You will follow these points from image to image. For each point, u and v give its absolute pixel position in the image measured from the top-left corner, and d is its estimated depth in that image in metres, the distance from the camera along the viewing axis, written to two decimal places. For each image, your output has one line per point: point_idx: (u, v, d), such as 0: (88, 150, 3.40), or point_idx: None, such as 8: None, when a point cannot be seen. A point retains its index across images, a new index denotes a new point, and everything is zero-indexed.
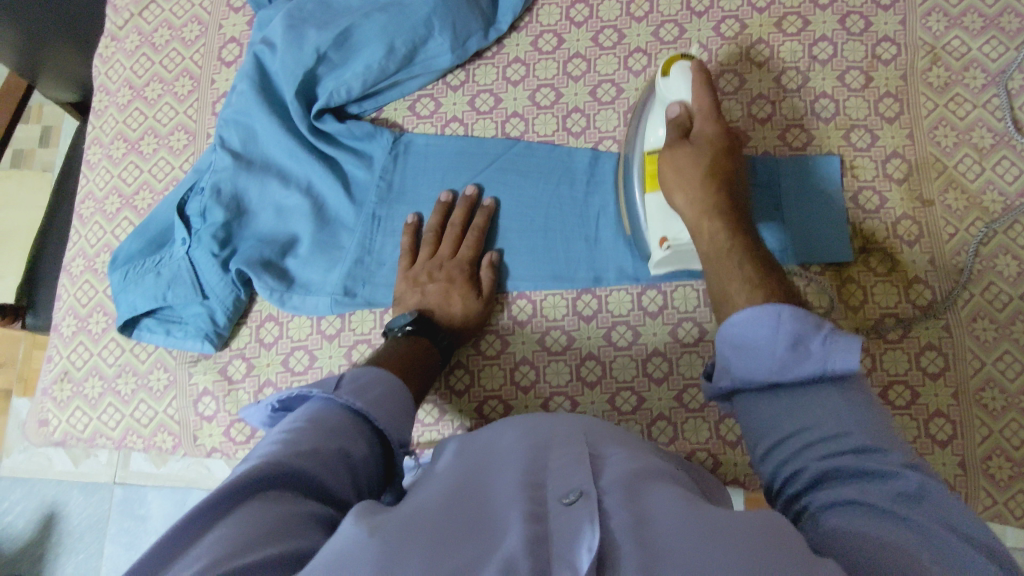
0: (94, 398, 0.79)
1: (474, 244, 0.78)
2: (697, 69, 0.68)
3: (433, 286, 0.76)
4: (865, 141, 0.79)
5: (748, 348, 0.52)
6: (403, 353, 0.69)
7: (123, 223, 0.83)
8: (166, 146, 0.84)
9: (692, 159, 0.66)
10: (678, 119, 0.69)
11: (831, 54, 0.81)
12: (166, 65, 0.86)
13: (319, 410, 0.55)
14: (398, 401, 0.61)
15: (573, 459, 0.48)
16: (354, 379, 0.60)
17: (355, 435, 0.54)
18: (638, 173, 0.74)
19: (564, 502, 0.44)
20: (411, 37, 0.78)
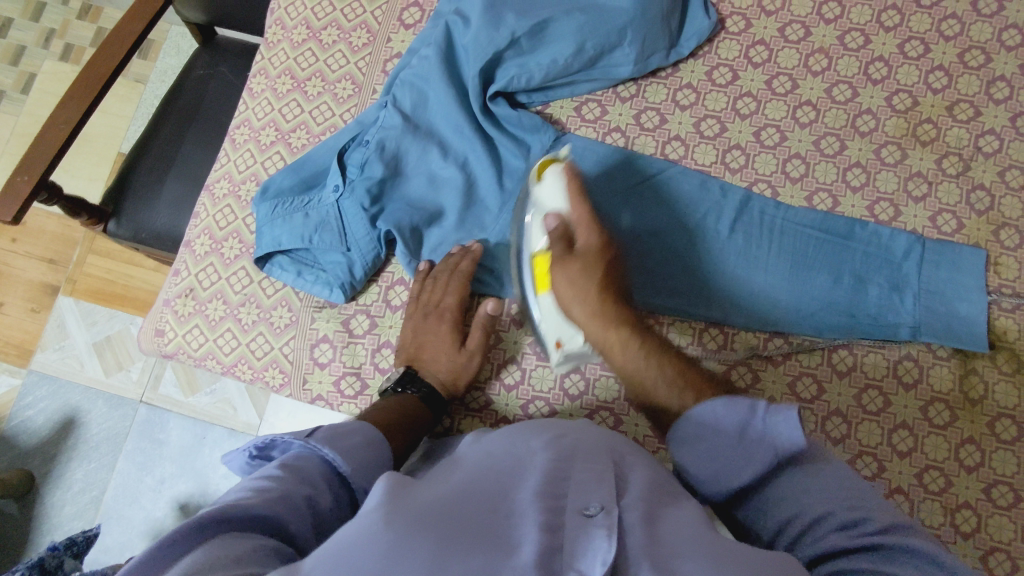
0: (215, 320, 0.79)
1: (457, 291, 0.76)
2: (569, 177, 0.71)
3: (422, 338, 0.76)
4: (1013, 241, 0.80)
5: (705, 440, 0.57)
6: (395, 406, 0.70)
7: (274, 156, 0.83)
8: (331, 92, 0.85)
9: (585, 273, 0.66)
10: (557, 243, 0.69)
11: (996, 148, 0.82)
12: (346, 14, 0.87)
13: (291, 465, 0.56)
14: (373, 454, 0.61)
15: (598, 475, 0.50)
16: (330, 428, 0.60)
17: (322, 486, 0.55)
18: (528, 274, 0.74)
19: (585, 515, 0.46)
20: (603, 42, 0.79)
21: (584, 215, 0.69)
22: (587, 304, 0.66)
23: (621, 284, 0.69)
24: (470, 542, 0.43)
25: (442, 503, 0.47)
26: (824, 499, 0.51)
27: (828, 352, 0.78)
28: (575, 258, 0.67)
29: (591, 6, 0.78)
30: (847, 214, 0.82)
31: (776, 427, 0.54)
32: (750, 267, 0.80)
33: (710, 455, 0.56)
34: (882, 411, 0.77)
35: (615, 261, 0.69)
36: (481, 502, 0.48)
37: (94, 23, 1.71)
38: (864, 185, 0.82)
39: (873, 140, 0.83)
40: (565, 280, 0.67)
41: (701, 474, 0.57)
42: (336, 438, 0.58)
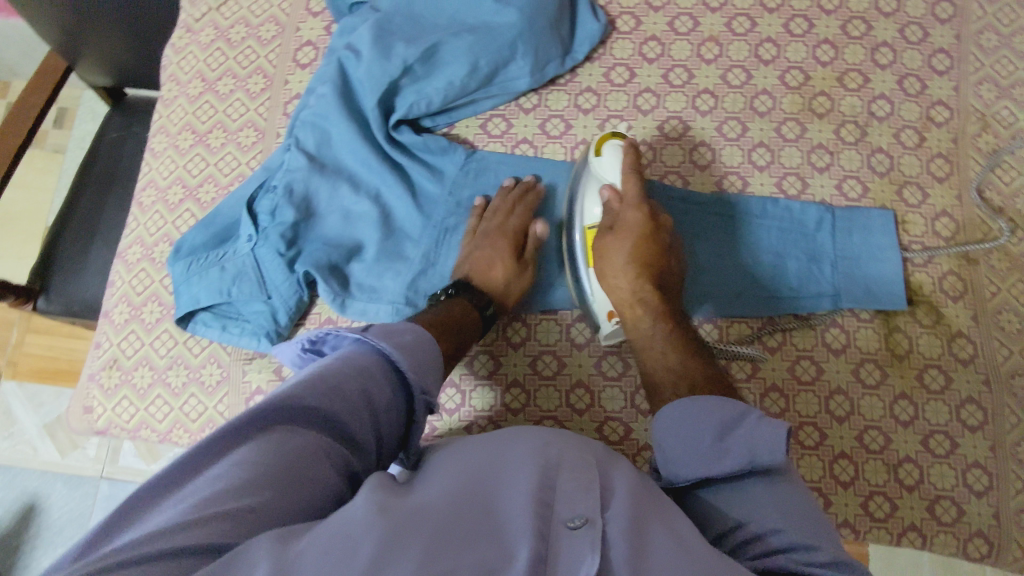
0: (143, 388, 0.78)
1: (522, 215, 0.80)
2: (627, 151, 0.76)
3: (479, 255, 0.78)
4: (916, 198, 0.83)
5: (691, 424, 0.61)
6: (445, 310, 0.72)
7: (185, 213, 0.82)
8: (234, 142, 0.84)
9: (626, 248, 0.74)
10: (608, 206, 0.76)
11: (888, 112, 0.85)
12: (240, 62, 0.86)
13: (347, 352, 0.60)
14: (431, 358, 0.64)
15: (584, 485, 0.51)
16: (389, 327, 0.64)
17: (378, 381, 0.59)
18: (581, 249, 0.79)
19: (569, 527, 0.47)
20: (495, 59, 0.80)
21: (633, 193, 0.74)
22: (623, 266, 0.74)
23: (665, 265, 0.75)
24: (456, 549, 0.44)
25: (428, 510, 0.47)
26: (777, 514, 0.54)
27: (757, 331, 0.80)
28: (618, 229, 0.74)
29: (479, 26, 0.79)
30: (757, 193, 0.84)
31: (758, 430, 0.57)
32: None
33: (687, 438, 0.60)
34: (816, 379, 0.78)
35: (662, 233, 0.75)
36: (466, 510, 0.48)
37: (3, 98, 1.67)
38: (770, 163, 0.84)
39: (772, 118, 0.85)
40: (610, 243, 0.74)
41: (672, 458, 0.61)
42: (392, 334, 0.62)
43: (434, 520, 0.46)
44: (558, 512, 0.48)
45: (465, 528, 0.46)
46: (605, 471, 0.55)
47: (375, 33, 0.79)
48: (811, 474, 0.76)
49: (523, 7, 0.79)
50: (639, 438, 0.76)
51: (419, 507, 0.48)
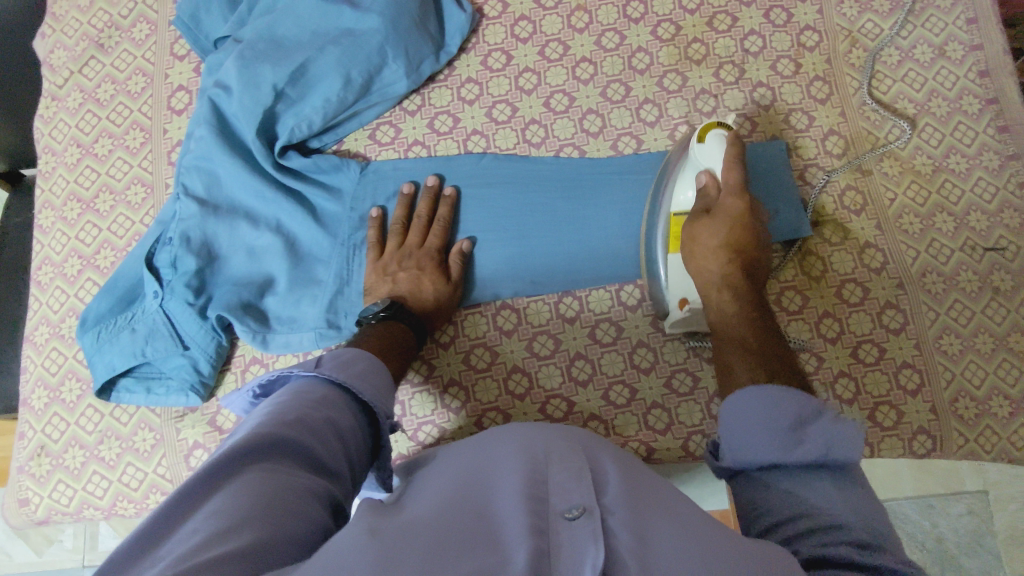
0: (77, 468, 0.75)
1: (441, 233, 0.79)
2: (732, 141, 0.70)
3: (403, 274, 0.76)
4: (803, 122, 0.85)
5: (756, 413, 0.55)
6: (379, 337, 0.70)
7: (86, 283, 0.80)
8: (124, 202, 0.82)
9: (713, 239, 0.70)
10: (706, 193, 0.72)
11: (761, 46, 0.87)
12: (114, 120, 0.84)
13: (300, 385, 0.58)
14: (381, 377, 0.64)
15: (576, 473, 0.49)
16: (336, 357, 0.64)
17: (340, 407, 0.57)
18: (660, 232, 0.76)
19: (568, 516, 0.45)
20: (367, 67, 0.79)
21: (735, 181, 0.70)
22: (714, 250, 0.70)
23: (752, 249, 0.71)
24: (453, 554, 0.41)
25: (416, 526, 0.45)
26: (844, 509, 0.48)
27: None
28: (716, 217, 0.71)
29: (343, 37, 0.79)
30: (652, 148, 0.84)
31: (835, 426, 0.52)
32: (582, 227, 0.81)
33: (753, 428, 0.55)
34: None
35: (754, 219, 0.72)
36: (458, 519, 0.46)
37: None
38: (659, 117, 0.85)
39: (652, 73, 0.86)
40: (702, 237, 0.71)
41: (736, 445, 0.56)
42: (344, 364, 0.62)
43: (427, 535, 0.43)
44: (554, 505, 0.46)
45: (460, 537, 0.43)
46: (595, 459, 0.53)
47: (239, 65, 0.78)
48: None
49: (383, 11, 0.78)
50: (582, 409, 0.77)
51: (406, 524, 0.45)
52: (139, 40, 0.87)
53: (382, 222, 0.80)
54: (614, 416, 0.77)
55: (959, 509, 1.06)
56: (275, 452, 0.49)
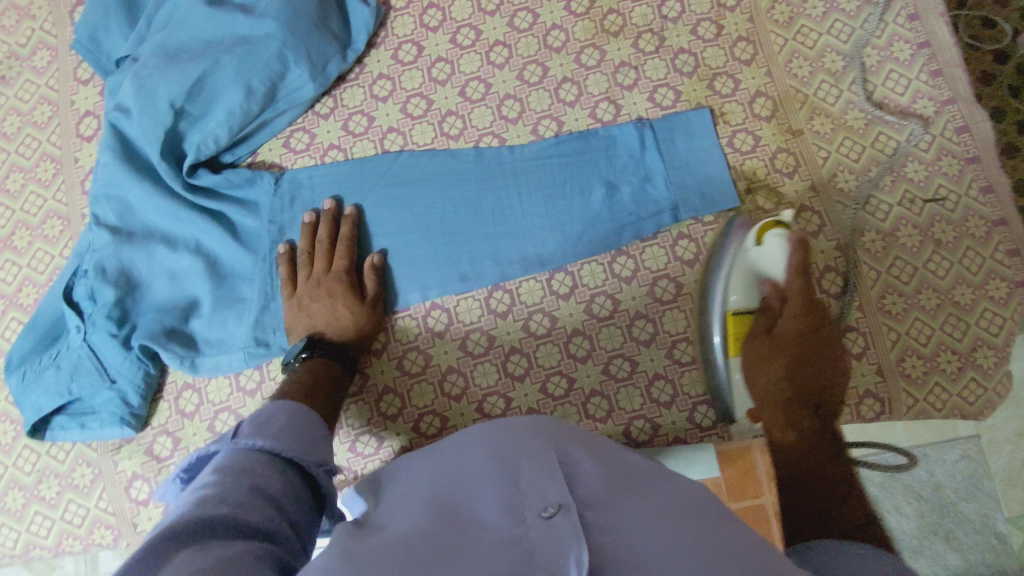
0: (19, 509, 0.76)
1: (346, 253, 0.76)
2: (795, 241, 0.67)
3: (317, 305, 0.74)
4: (729, 87, 0.82)
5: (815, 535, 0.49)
6: (304, 377, 0.69)
7: (11, 323, 0.79)
8: (41, 236, 0.81)
9: (767, 351, 0.66)
10: (769, 304, 0.68)
11: (680, 11, 0.83)
12: (24, 153, 0.83)
13: (224, 463, 0.47)
14: (310, 430, 0.54)
15: (548, 468, 0.48)
16: (256, 420, 0.53)
17: (270, 471, 0.48)
18: (715, 339, 0.70)
19: (545, 515, 0.42)
20: (268, 75, 0.77)
21: (801, 292, 0.66)
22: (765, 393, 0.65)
23: (824, 358, 0.65)
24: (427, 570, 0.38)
25: (391, 542, 0.43)
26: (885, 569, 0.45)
27: (609, 265, 0.78)
28: (776, 338, 0.66)
29: (239, 46, 0.76)
30: (574, 129, 0.81)
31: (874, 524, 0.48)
32: (507, 217, 0.78)
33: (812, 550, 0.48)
34: (678, 295, 0.78)
35: (826, 332, 0.66)
36: (435, 531, 0.44)
37: None
38: (579, 96, 0.82)
39: (569, 51, 0.83)
40: (758, 349, 0.66)
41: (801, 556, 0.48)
42: (264, 424, 0.52)
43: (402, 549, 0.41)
44: (530, 507, 0.44)
45: (435, 547, 0.41)
46: (569, 453, 0.51)
47: (136, 85, 0.76)
48: (695, 389, 0.76)
49: (278, 16, 0.76)
50: (520, 405, 0.77)
51: (380, 542, 0.43)
52: (41, 68, 0.84)
53: (292, 255, 0.78)
54: (552, 408, 0.77)
55: (955, 456, 0.87)
56: (226, 534, 0.39)
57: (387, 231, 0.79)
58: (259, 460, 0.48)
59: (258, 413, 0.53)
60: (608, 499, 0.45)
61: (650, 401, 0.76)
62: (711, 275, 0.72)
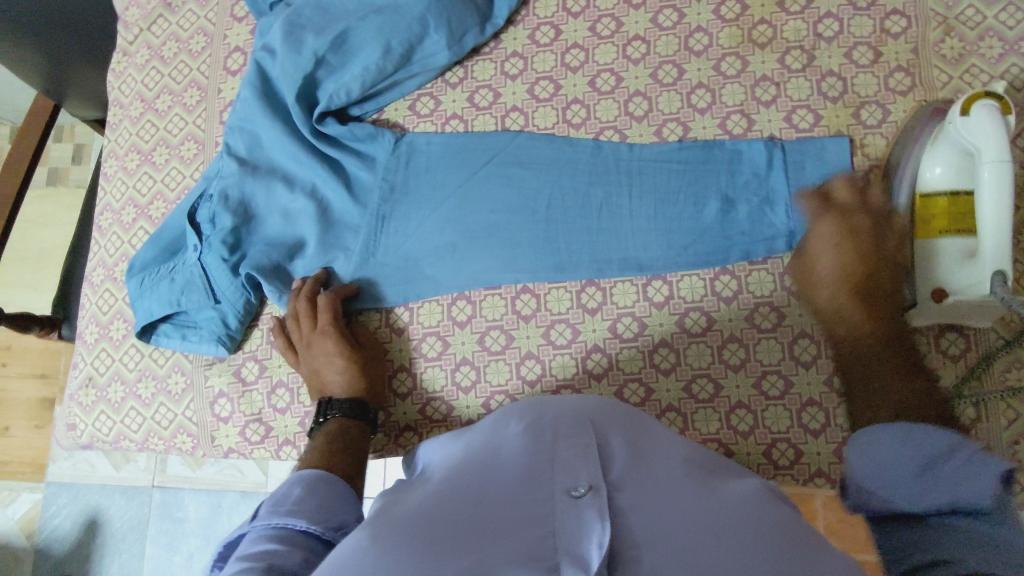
0: (117, 401, 0.82)
1: (331, 307, 0.75)
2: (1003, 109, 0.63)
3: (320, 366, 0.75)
4: (876, 118, 0.76)
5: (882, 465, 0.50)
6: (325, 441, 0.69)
7: (138, 231, 0.86)
8: (177, 157, 0.87)
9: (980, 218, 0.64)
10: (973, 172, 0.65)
11: (837, 30, 0.78)
12: (175, 77, 0.89)
13: (249, 547, 0.51)
14: (331, 496, 0.58)
15: (582, 450, 0.52)
16: (271, 496, 0.57)
17: (292, 546, 0.51)
18: (904, 216, 0.70)
19: (574, 495, 0.47)
20: (407, 37, 0.78)
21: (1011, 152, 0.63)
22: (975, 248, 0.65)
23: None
24: (465, 543, 0.45)
25: (433, 509, 0.49)
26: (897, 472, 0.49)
27: (710, 281, 0.75)
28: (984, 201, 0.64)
29: (386, 6, 0.78)
30: (700, 137, 0.79)
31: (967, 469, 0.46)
32: (614, 214, 0.77)
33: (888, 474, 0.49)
34: (778, 325, 0.74)
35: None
36: (471, 501, 0.50)
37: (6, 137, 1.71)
38: (711, 104, 0.79)
39: (709, 56, 0.80)
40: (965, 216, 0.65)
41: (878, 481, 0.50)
42: (283, 499, 0.56)
43: (444, 521, 0.48)
44: (561, 485, 0.49)
45: (471, 520, 0.47)
46: (602, 435, 0.55)
47: (286, 30, 0.79)
48: (778, 425, 0.72)
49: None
50: None
51: (419, 508, 0.50)
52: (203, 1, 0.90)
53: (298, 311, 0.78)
54: None
55: None
56: None
57: (492, 207, 0.79)
58: (281, 535, 0.52)
59: (276, 490, 0.57)
60: (634, 483, 0.49)
61: (727, 428, 0.73)
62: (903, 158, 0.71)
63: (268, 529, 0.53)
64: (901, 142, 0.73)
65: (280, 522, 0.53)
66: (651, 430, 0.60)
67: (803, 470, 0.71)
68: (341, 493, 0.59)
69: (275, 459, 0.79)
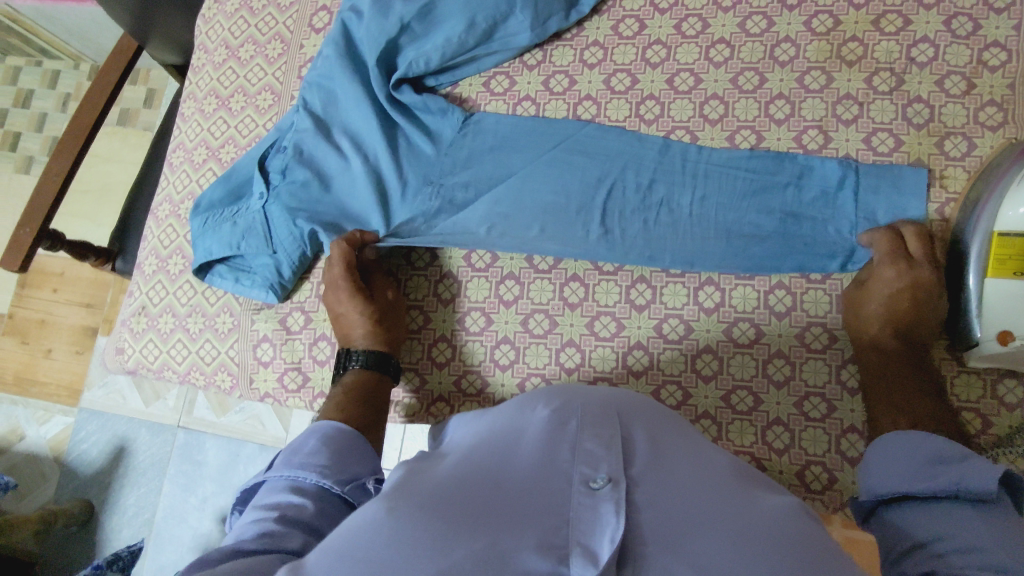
0: (166, 332, 0.85)
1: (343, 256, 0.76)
2: None
3: (341, 317, 0.77)
4: (960, 150, 0.74)
5: (884, 457, 0.60)
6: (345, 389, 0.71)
7: (207, 172, 0.88)
8: (253, 105, 0.89)
9: None
10: None
11: (931, 56, 0.76)
12: (261, 29, 0.91)
13: (269, 495, 0.55)
14: (346, 443, 0.61)
15: (605, 443, 0.51)
16: (288, 446, 0.60)
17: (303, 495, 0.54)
18: (978, 252, 0.67)
19: (591, 487, 0.47)
20: (493, 14, 0.79)
21: None
22: None
23: None
24: (478, 518, 0.45)
25: (450, 478, 0.50)
26: (902, 467, 0.57)
27: (764, 294, 0.74)
28: None
29: None
30: (773, 148, 0.77)
31: (976, 466, 0.53)
32: (674, 211, 0.76)
33: (894, 471, 0.58)
34: (828, 347, 0.72)
35: None
36: (488, 472, 0.50)
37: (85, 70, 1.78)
38: (789, 116, 0.78)
39: (794, 68, 0.79)
40: None
41: (883, 478, 0.58)
42: (298, 450, 0.59)
43: (461, 490, 0.48)
44: (580, 475, 0.49)
45: (486, 491, 0.48)
46: (627, 427, 0.55)
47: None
48: (814, 447, 0.70)
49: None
50: None
51: (436, 478, 0.50)
52: None
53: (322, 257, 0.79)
54: None
55: None
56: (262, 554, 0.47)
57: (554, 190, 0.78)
58: (297, 486, 0.55)
59: (293, 441, 0.61)
60: (653, 480, 0.49)
61: (762, 443, 0.72)
62: (986, 194, 0.69)
63: (283, 481, 0.56)
64: (983, 178, 0.70)
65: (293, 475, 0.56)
66: (676, 429, 0.59)
67: (834, 497, 0.69)
68: (356, 444, 0.62)
69: (308, 409, 0.81)
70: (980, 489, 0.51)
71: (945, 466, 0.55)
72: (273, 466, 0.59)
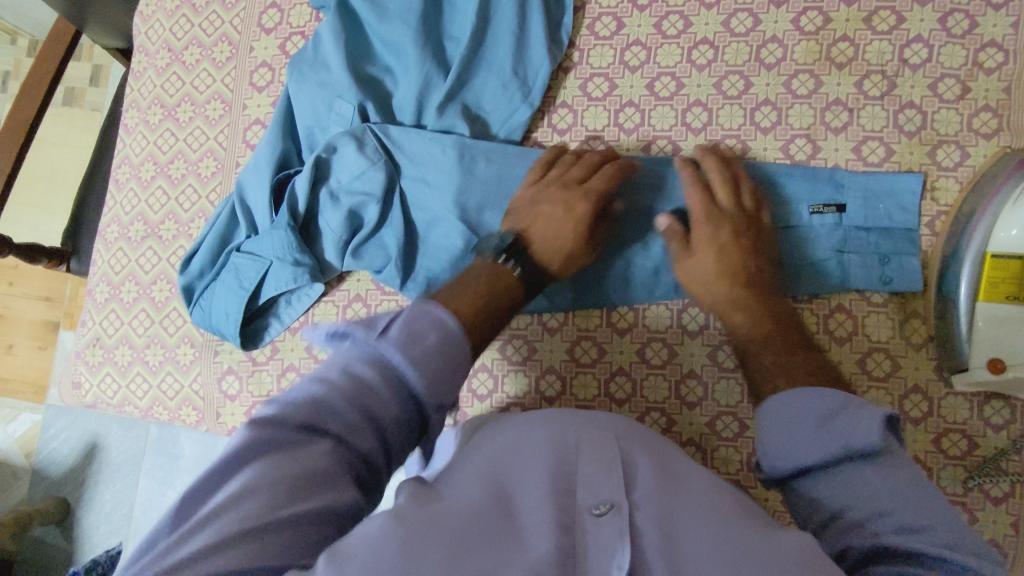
0: (124, 365, 0.80)
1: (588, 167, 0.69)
2: None
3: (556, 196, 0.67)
4: (953, 159, 0.70)
5: (784, 428, 0.53)
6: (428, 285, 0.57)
7: (157, 191, 0.82)
8: (202, 116, 0.82)
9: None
10: None
11: (924, 57, 0.71)
12: (206, 29, 0.83)
13: (349, 371, 0.44)
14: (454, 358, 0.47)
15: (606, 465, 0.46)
16: (396, 321, 0.46)
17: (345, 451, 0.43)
18: (969, 278, 0.65)
19: (594, 515, 0.42)
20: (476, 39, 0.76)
21: None
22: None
23: None
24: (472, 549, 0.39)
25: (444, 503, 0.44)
26: (795, 432, 0.52)
27: None
28: None
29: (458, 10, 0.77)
30: (758, 159, 0.73)
31: (860, 416, 0.49)
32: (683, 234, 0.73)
33: (790, 443, 0.52)
34: None
35: None
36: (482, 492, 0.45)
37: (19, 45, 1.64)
38: (776, 124, 0.74)
39: (781, 71, 0.74)
40: None
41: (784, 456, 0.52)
42: (411, 344, 0.45)
43: (460, 511, 0.42)
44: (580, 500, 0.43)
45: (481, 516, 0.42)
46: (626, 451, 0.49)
47: (345, 22, 0.76)
48: None
49: (502, 17, 0.76)
50: None
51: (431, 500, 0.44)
52: None
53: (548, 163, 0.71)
54: None
55: None
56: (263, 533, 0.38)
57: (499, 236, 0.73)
58: (380, 383, 0.44)
59: (415, 323, 0.46)
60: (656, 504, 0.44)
61: (749, 470, 0.70)
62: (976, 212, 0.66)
63: (329, 443, 0.42)
64: (976, 192, 0.67)
65: (394, 369, 0.45)
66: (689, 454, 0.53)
67: None
68: (453, 349, 0.47)
69: None
70: (867, 448, 0.47)
71: (834, 424, 0.50)
72: (354, 364, 0.45)
